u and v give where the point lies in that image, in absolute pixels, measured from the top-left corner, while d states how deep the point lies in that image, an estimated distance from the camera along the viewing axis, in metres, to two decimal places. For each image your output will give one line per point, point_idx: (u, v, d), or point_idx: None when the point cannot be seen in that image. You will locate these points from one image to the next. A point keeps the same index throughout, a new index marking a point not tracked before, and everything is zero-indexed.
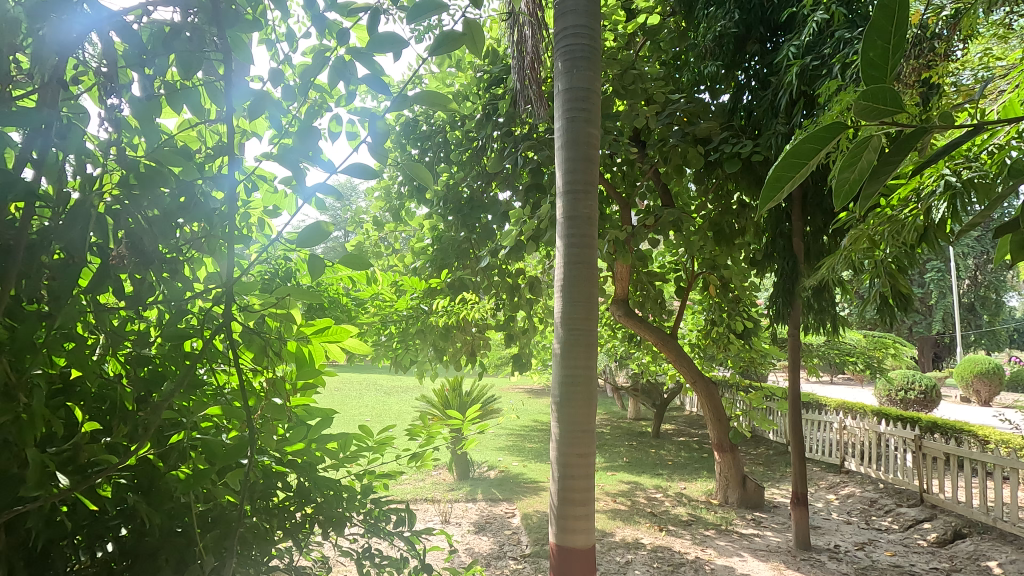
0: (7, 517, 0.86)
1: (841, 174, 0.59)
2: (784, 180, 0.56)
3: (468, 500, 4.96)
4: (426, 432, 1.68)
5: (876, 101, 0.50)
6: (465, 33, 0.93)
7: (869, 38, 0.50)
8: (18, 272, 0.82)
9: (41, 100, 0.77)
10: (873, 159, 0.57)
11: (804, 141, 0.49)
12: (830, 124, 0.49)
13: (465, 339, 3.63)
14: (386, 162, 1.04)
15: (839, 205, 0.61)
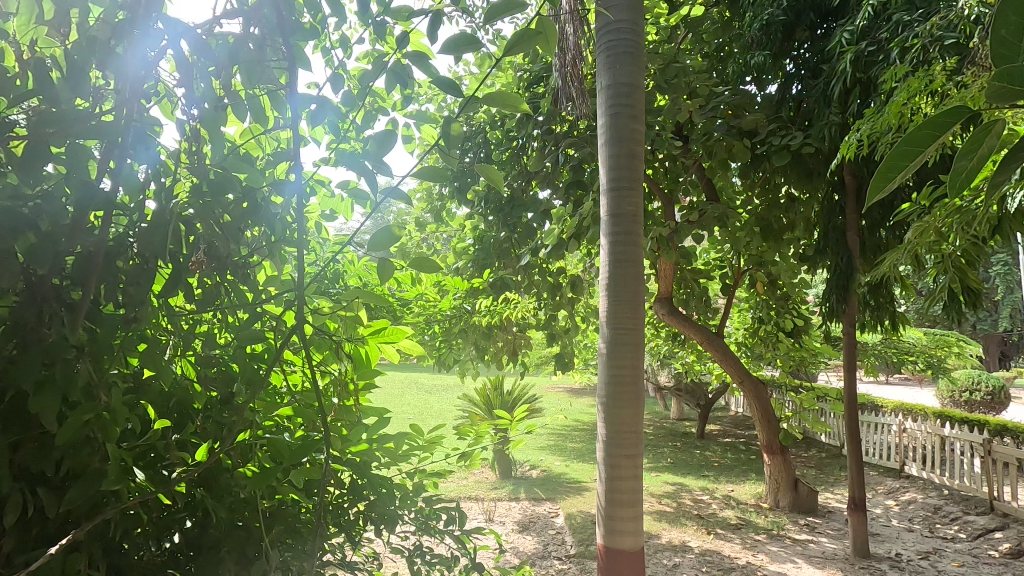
0: (87, 510, 0.91)
1: (959, 160, 0.55)
2: (895, 171, 0.52)
3: (511, 499, 4.97)
4: (474, 431, 1.69)
5: (1010, 83, 0.44)
6: (539, 32, 0.93)
7: (1000, 17, 0.44)
8: (99, 277, 0.87)
9: (120, 114, 0.81)
10: (996, 145, 0.52)
11: (918, 130, 0.46)
12: (950, 110, 0.46)
13: (508, 338, 3.66)
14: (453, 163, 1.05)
15: (952, 194, 0.57)
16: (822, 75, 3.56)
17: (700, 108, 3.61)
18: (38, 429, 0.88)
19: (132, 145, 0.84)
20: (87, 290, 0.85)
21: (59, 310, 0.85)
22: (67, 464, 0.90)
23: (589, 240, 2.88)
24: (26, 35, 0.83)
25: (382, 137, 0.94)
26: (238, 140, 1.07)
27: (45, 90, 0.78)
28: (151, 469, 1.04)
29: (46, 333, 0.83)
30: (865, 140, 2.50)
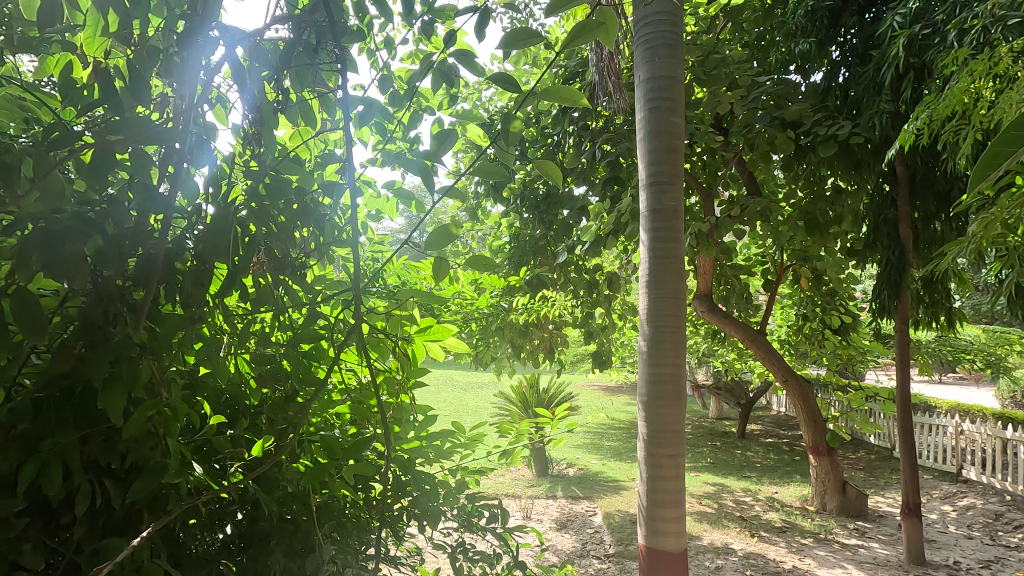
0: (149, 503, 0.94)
1: None
2: None
3: (549, 497, 4.97)
4: (515, 429, 1.69)
5: None
6: (600, 22, 0.90)
7: None
8: (159, 278, 0.90)
9: (179, 120, 0.83)
10: None
11: None
12: None
13: (543, 335, 3.64)
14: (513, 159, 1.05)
15: None
16: (872, 62, 3.41)
17: (740, 100, 3.51)
18: (105, 424, 0.91)
19: (189, 150, 0.87)
20: (149, 291, 0.88)
21: (122, 310, 0.89)
22: (131, 458, 0.93)
23: (627, 237, 2.84)
24: (92, 48, 0.87)
25: (444, 135, 0.94)
26: (289, 143, 1.10)
27: (111, 98, 0.81)
28: (206, 463, 1.08)
29: (112, 333, 0.87)
30: (925, 128, 2.38)
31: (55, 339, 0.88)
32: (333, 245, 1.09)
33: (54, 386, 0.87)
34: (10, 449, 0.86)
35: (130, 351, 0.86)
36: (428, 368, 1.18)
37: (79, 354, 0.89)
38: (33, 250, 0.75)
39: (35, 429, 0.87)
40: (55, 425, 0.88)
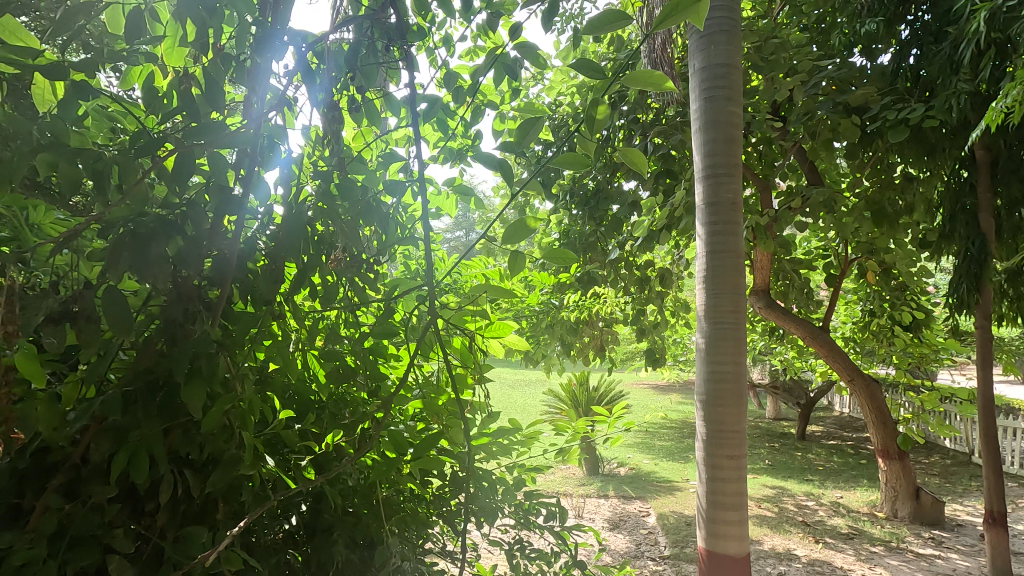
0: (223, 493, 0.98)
1: None
2: None
3: (600, 496, 4.93)
4: (571, 427, 1.67)
5: None
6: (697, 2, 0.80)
7: None
8: (234, 277, 0.94)
9: (250, 123, 0.86)
10: None
11: None
12: None
13: (594, 333, 3.51)
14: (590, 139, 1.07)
15: None
16: (947, 39, 3.17)
17: (800, 86, 3.35)
18: (185, 417, 0.96)
19: (261, 153, 0.90)
20: (224, 290, 0.92)
21: (200, 309, 0.93)
22: (208, 449, 0.97)
23: (682, 232, 2.76)
24: (172, 59, 0.91)
25: (529, 122, 0.93)
26: (351, 144, 1.12)
27: (190, 105, 0.85)
28: (275, 455, 1.12)
29: (191, 330, 0.91)
30: (1015, 106, 2.19)
31: (140, 336, 0.93)
32: (394, 243, 1.10)
33: (140, 380, 0.92)
34: (103, 438, 0.91)
35: (209, 348, 0.90)
36: (490, 364, 1.18)
37: (161, 350, 0.93)
38: (122, 251, 0.79)
39: (125, 420, 0.92)
40: (141, 417, 0.92)
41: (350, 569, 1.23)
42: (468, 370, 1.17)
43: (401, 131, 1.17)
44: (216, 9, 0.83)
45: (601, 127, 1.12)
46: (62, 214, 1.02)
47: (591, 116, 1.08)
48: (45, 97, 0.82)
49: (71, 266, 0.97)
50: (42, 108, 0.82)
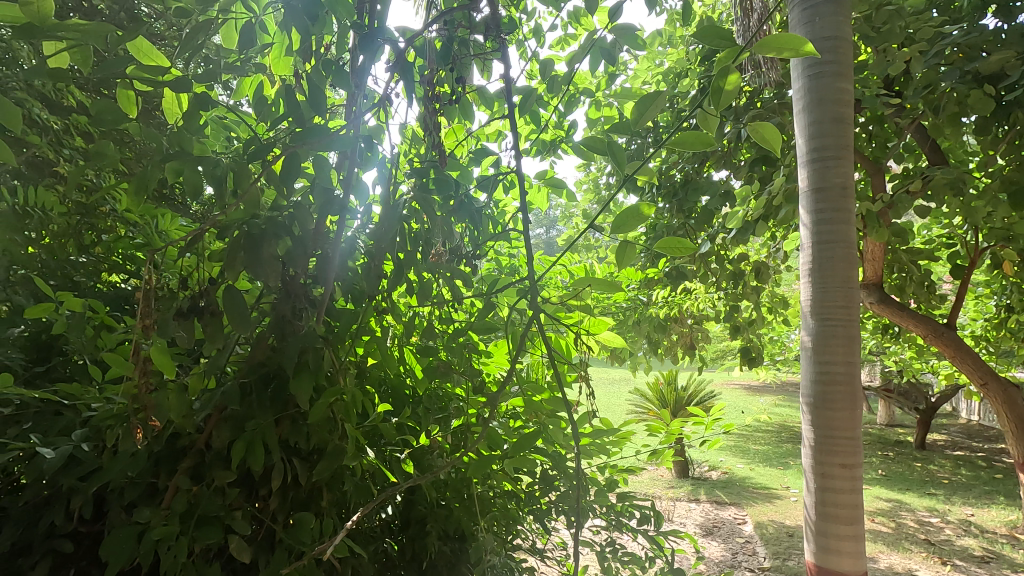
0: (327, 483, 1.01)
1: None
2: None
3: (691, 500, 4.74)
4: (665, 429, 1.58)
5: None
6: None
7: None
8: (337, 274, 0.98)
9: (351, 125, 0.89)
10: None
11: None
12: None
13: (683, 330, 3.26)
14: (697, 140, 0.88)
15: None
16: None
17: (919, 56, 3.00)
18: (293, 408, 1.01)
19: (359, 154, 0.93)
20: (327, 288, 0.96)
21: (306, 306, 0.98)
22: (314, 439, 1.01)
23: (781, 223, 2.51)
24: (279, 68, 0.95)
25: (649, 97, 0.73)
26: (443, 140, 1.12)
27: (296, 112, 0.89)
28: (375, 448, 1.15)
29: (299, 325, 0.96)
30: None
31: (254, 330, 0.99)
32: (485, 238, 1.10)
33: (255, 372, 0.98)
34: (223, 426, 0.98)
35: (315, 343, 0.94)
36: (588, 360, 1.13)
37: (272, 345, 0.99)
38: (238, 253, 0.84)
39: (242, 409, 0.98)
40: (256, 407, 0.99)
41: (442, 560, 1.25)
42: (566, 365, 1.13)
43: (491, 125, 1.16)
44: (318, 16, 0.86)
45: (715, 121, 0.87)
46: (187, 220, 1.11)
47: (716, 84, 0.75)
48: (173, 108, 0.89)
49: (195, 266, 1.06)
50: (171, 119, 0.89)
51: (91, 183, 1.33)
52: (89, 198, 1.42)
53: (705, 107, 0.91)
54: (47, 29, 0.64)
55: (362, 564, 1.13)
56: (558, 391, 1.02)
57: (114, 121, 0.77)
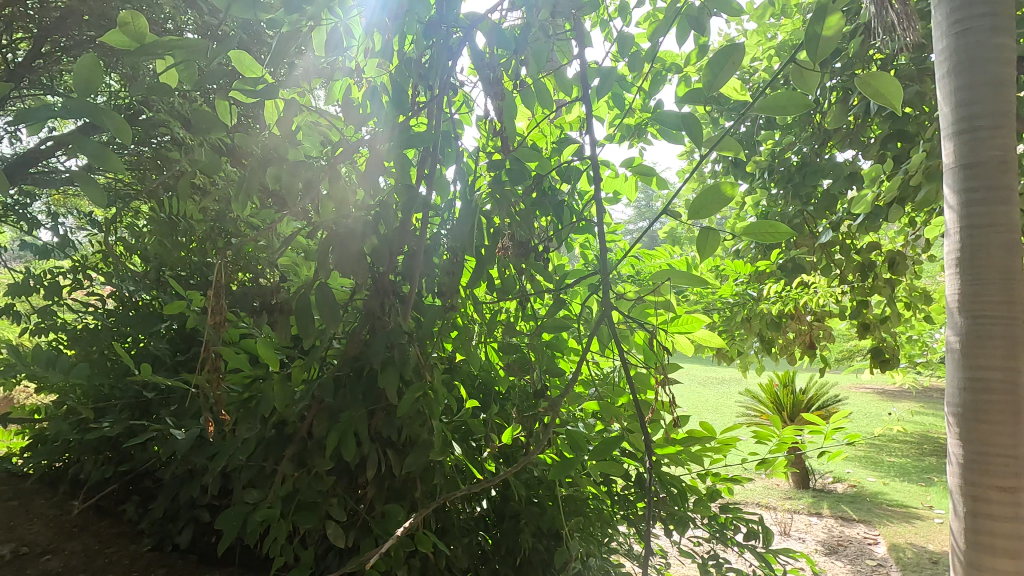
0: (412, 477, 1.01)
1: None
2: None
3: (812, 513, 4.34)
4: (776, 437, 1.40)
5: None
6: None
7: None
8: (422, 271, 1.01)
9: (431, 121, 0.91)
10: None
11: None
12: None
13: (800, 328, 2.59)
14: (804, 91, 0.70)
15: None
16: None
17: None
18: (385, 402, 1.03)
19: (439, 149, 0.94)
20: (414, 284, 0.97)
21: (394, 301, 1.00)
22: (405, 432, 1.03)
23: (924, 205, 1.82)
24: (367, 70, 0.99)
25: (724, 52, 0.63)
26: (524, 132, 1.12)
27: (380, 111, 0.92)
28: (465, 442, 1.15)
29: (387, 321, 0.98)
30: None
31: (348, 325, 1.02)
32: (569, 230, 1.08)
33: (348, 366, 1.01)
34: (320, 417, 1.02)
35: (400, 339, 0.95)
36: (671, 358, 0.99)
37: (365, 339, 1.01)
38: (328, 250, 0.88)
39: (337, 401, 1.02)
40: (349, 400, 1.01)
41: (537, 558, 1.23)
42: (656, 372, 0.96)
43: (572, 112, 1.14)
44: (399, 17, 0.89)
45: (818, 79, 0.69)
46: (292, 220, 1.17)
47: (810, 30, 0.62)
48: (271, 113, 0.96)
49: (298, 265, 1.11)
50: (269, 124, 0.97)
51: (214, 192, 1.45)
52: (214, 206, 1.56)
53: (800, 61, 0.71)
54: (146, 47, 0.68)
55: (455, 557, 1.14)
56: (638, 409, 0.85)
57: (209, 128, 0.83)
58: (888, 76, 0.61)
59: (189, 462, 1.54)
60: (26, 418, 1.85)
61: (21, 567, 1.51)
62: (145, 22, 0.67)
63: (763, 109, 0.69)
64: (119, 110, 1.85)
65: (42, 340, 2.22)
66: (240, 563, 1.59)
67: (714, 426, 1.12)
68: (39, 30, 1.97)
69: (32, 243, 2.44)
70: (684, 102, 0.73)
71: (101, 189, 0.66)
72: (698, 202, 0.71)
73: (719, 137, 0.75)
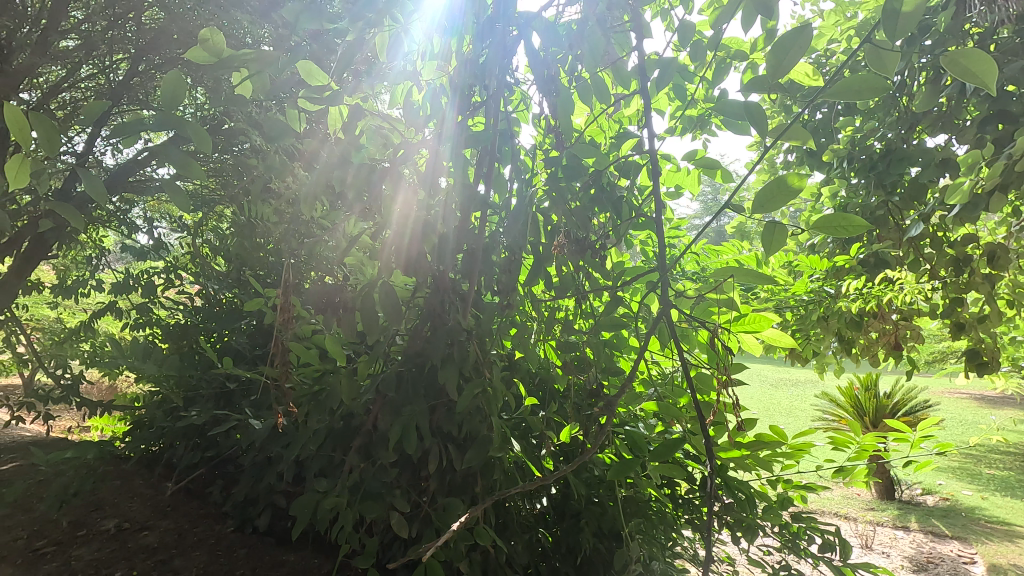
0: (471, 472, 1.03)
1: None
2: None
3: (897, 527, 4.04)
4: (856, 444, 1.30)
5: None
6: None
7: None
8: (481, 270, 1.02)
9: (489, 122, 0.93)
10: None
11: None
12: None
13: (885, 328, 2.27)
14: (883, 73, 0.65)
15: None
16: None
17: None
18: (446, 398, 1.04)
19: (496, 148, 0.95)
20: (473, 282, 0.99)
21: (454, 299, 1.01)
22: (465, 428, 1.04)
23: None
24: (426, 73, 1.02)
25: (792, 35, 0.60)
26: (582, 128, 1.11)
27: (441, 112, 0.95)
28: (525, 439, 1.15)
29: (447, 318, 0.99)
30: None
31: (410, 322, 1.04)
32: (628, 226, 1.06)
33: (410, 362, 1.03)
34: (385, 411, 1.05)
35: (459, 336, 0.96)
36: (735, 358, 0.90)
37: (426, 336, 1.03)
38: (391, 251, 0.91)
39: (400, 396, 1.04)
40: (411, 395, 1.04)
41: (598, 558, 1.22)
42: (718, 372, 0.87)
43: (632, 106, 1.12)
44: (458, 19, 0.91)
45: (898, 62, 0.64)
46: (357, 220, 1.21)
47: (888, 7, 0.58)
48: (335, 119, 1.00)
49: (363, 263, 1.15)
50: (335, 130, 1.01)
51: (286, 195, 1.53)
52: (286, 208, 1.64)
53: (878, 42, 0.66)
54: (224, 60, 0.73)
55: (516, 553, 1.15)
56: (701, 408, 0.76)
57: (282, 135, 0.88)
58: (981, 53, 0.55)
59: (267, 451, 1.64)
60: (128, 405, 2.04)
61: (124, 542, 1.68)
62: (223, 37, 0.71)
63: (835, 94, 0.64)
64: (204, 121, 1.98)
65: (141, 334, 2.44)
66: (313, 548, 1.67)
67: (785, 430, 1.06)
68: (136, 51, 2.14)
69: (133, 246, 2.69)
70: (748, 89, 0.70)
71: (185, 193, 0.70)
72: (762, 196, 0.67)
73: (786, 126, 0.70)
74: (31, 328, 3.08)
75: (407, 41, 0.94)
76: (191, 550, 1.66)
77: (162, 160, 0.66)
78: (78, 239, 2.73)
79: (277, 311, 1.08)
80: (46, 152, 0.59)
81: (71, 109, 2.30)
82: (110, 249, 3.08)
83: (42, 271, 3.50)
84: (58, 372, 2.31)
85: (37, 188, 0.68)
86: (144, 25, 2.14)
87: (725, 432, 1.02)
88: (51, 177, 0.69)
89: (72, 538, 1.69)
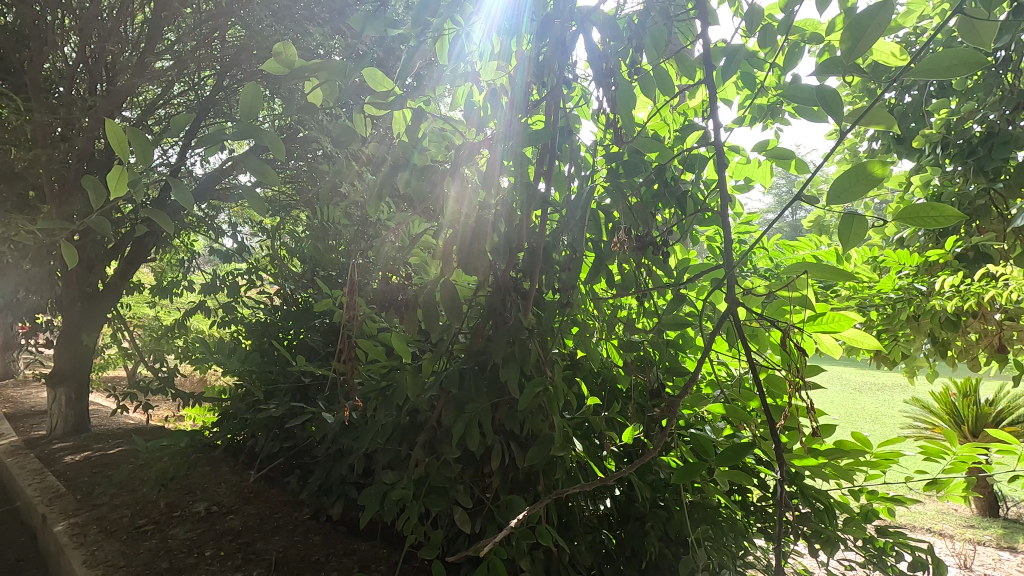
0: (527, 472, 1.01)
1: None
2: None
3: (1002, 547, 3.67)
4: (953, 456, 1.16)
5: None
6: None
7: None
8: (540, 270, 1.02)
9: (551, 120, 0.93)
10: None
11: None
12: None
13: (985, 329, 2.00)
14: (984, 44, 0.59)
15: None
16: None
17: None
18: (508, 396, 1.04)
19: (557, 146, 0.95)
20: (535, 281, 0.98)
21: (516, 298, 1.01)
22: (528, 427, 1.04)
23: None
24: (486, 73, 1.03)
25: (871, 12, 0.55)
26: (646, 121, 1.09)
27: (502, 112, 0.96)
28: (587, 439, 1.14)
29: (507, 316, 0.99)
30: None
31: (473, 321, 1.06)
32: (693, 222, 1.03)
33: (473, 359, 1.04)
34: (448, 408, 1.06)
35: (520, 334, 0.96)
36: (809, 360, 0.84)
37: (489, 335, 1.03)
38: (454, 251, 0.93)
39: (462, 393, 1.05)
40: (474, 393, 1.04)
41: (664, 563, 1.19)
42: (790, 374, 0.81)
43: (698, 97, 1.08)
44: (515, 18, 0.91)
45: (997, 35, 0.58)
46: (422, 221, 1.24)
47: None
48: (399, 124, 1.03)
49: (426, 263, 1.17)
50: (398, 132, 1.03)
51: (353, 198, 1.60)
52: (354, 211, 1.71)
53: (975, 13, 0.60)
54: (296, 71, 0.75)
55: (579, 552, 1.15)
56: (771, 412, 0.70)
57: (349, 140, 0.93)
58: None
59: (338, 444, 1.71)
60: (216, 396, 2.19)
61: (212, 524, 1.81)
62: (295, 49, 0.73)
63: (922, 72, 0.58)
64: (281, 130, 2.12)
65: (228, 331, 2.63)
66: (381, 539, 1.72)
67: (870, 439, 0.97)
68: (222, 67, 2.32)
69: (219, 249, 2.90)
70: (823, 72, 0.65)
71: (263, 198, 0.73)
72: (840, 184, 0.63)
73: (867, 110, 0.65)
74: (133, 325, 3.40)
75: (466, 41, 0.94)
76: (271, 534, 1.76)
77: (242, 168, 0.69)
78: (173, 244, 3.01)
79: (346, 310, 1.12)
80: (141, 163, 0.64)
81: (166, 124, 2.53)
82: (200, 252, 3.34)
83: (143, 272, 3.85)
84: (156, 365, 2.54)
85: (135, 197, 0.74)
86: (228, 43, 2.31)
87: (798, 438, 0.96)
88: (147, 187, 0.74)
89: (169, 518, 1.85)
